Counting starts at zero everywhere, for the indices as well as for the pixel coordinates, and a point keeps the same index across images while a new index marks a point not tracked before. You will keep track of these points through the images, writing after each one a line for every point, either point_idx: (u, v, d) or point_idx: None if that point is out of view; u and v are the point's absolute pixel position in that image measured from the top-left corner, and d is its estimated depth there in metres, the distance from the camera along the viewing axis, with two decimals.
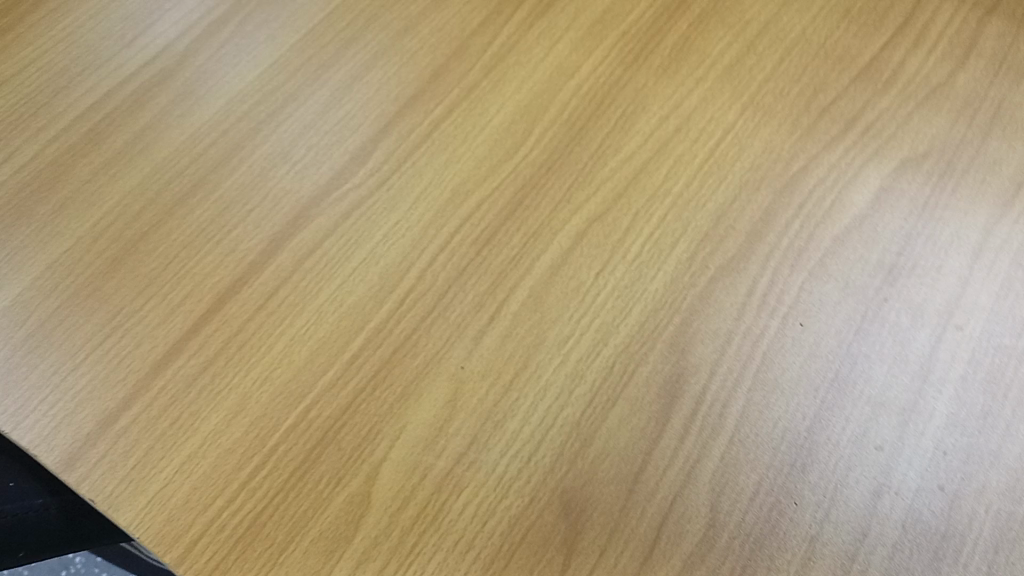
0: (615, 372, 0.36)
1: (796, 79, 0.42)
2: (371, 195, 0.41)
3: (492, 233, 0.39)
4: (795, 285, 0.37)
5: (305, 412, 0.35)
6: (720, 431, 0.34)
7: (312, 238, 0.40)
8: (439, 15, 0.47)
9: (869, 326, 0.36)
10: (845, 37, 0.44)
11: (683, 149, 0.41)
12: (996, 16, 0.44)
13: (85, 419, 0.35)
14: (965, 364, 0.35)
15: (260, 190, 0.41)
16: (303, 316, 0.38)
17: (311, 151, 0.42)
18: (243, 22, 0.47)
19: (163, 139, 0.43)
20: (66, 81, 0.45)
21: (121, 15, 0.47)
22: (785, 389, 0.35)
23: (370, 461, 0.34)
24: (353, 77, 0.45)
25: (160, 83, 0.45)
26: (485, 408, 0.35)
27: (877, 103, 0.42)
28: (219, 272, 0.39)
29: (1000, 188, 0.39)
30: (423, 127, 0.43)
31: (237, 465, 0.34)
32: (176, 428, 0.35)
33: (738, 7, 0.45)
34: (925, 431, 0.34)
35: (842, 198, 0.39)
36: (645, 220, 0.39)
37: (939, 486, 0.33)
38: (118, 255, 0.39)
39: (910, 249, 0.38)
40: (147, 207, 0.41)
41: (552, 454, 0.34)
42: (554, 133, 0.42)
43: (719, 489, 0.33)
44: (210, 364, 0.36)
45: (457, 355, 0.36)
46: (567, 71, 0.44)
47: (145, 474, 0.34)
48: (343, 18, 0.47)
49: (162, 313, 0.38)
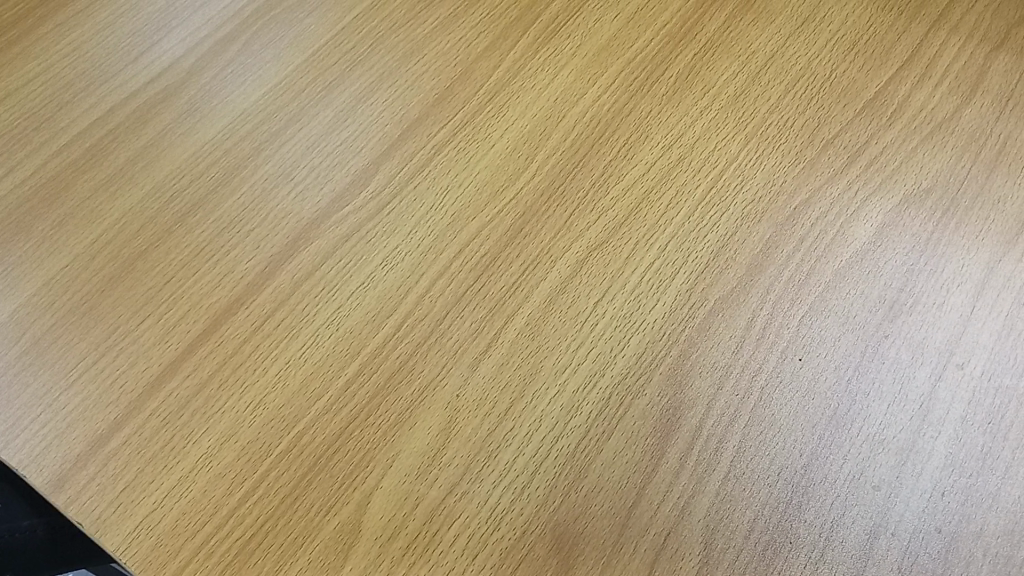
0: (612, 403, 0.35)
1: (801, 111, 0.43)
2: (372, 219, 0.41)
3: (491, 259, 0.39)
4: (794, 318, 0.37)
5: (298, 438, 0.35)
6: (717, 466, 0.34)
7: (311, 260, 0.40)
8: (445, 38, 0.47)
9: (868, 362, 0.35)
10: (850, 70, 0.44)
11: (685, 179, 0.41)
12: (1004, 51, 0.44)
13: (78, 438, 0.36)
14: (965, 404, 0.34)
15: (260, 210, 0.42)
16: (300, 339, 0.38)
17: (312, 172, 0.43)
18: (249, 42, 0.47)
19: (165, 158, 0.43)
20: (70, 96, 0.46)
21: (129, 32, 0.48)
22: (783, 424, 0.34)
23: (362, 489, 0.34)
24: (358, 99, 0.45)
25: (164, 100, 0.45)
26: (479, 438, 0.35)
27: (882, 136, 0.42)
28: (216, 292, 0.39)
29: (1003, 226, 0.39)
30: (426, 150, 0.43)
31: (228, 489, 0.34)
32: (168, 450, 0.35)
33: (744, 37, 0.45)
34: (924, 471, 0.33)
35: (844, 232, 0.39)
36: (646, 250, 0.39)
37: (936, 528, 0.32)
38: (116, 272, 0.40)
39: (911, 285, 0.37)
40: (147, 225, 0.41)
41: (545, 485, 0.34)
42: (556, 160, 0.42)
43: (713, 526, 0.33)
44: (204, 387, 0.37)
45: (452, 383, 0.36)
46: (572, 97, 0.44)
47: (135, 498, 0.34)
48: (349, 39, 0.47)
49: (157, 332, 0.38)
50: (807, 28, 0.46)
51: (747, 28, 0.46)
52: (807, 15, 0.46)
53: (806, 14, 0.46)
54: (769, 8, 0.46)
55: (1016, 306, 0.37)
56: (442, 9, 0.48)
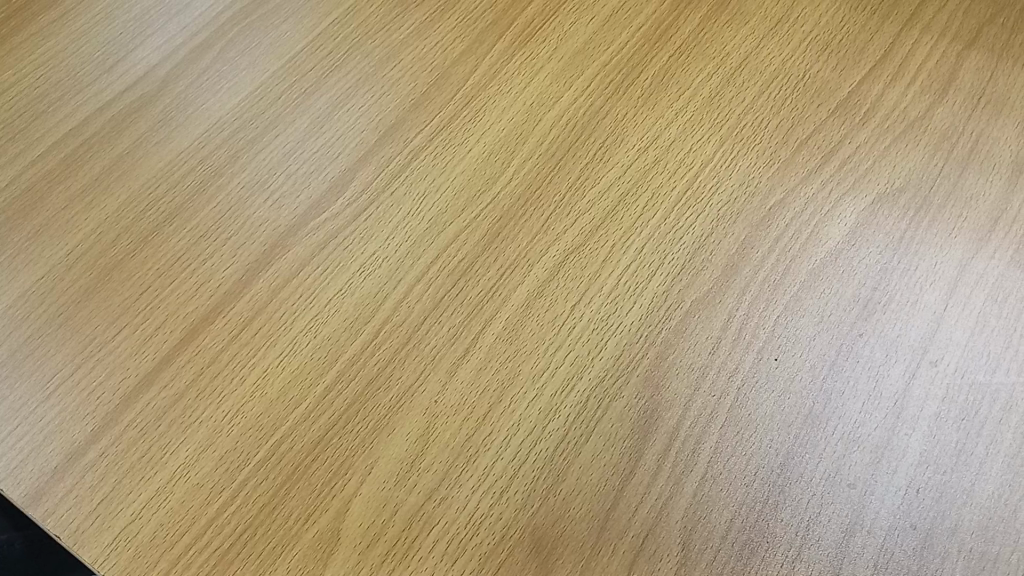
0: (589, 406, 0.36)
1: (775, 112, 0.43)
2: (349, 226, 0.41)
3: (469, 264, 0.39)
4: (770, 318, 0.37)
5: (276, 446, 0.35)
6: (694, 467, 0.34)
7: (288, 268, 0.40)
8: (421, 43, 0.47)
9: (843, 361, 0.36)
10: (824, 71, 0.44)
11: (661, 181, 0.41)
12: (976, 49, 0.44)
13: (55, 450, 0.35)
14: (939, 402, 0.35)
15: (237, 219, 0.42)
16: (277, 347, 0.38)
17: (289, 179, 0.43)
18: (225, 49, 0.47)
19: (140, 168, 0.43)
20: (45, 106, 0.45)
21: (103, 40, 0.48)
22: (760, 425, 0.35)
23: (341, 497, 0.34)
24: (334, 105, 0.45)
25: (140, 109, 0.45)
26: (458, 443, 0.35)
27: (855, 136, 0.42)
28: (194, 301, 0.39)
29: (976, 224, 0.39)
30: (403, 155, 0.43)
31: (206, 499, 0.34)
32: (146, 461, 0.35)
33: (719, 39, 0.46)
34: (898, 468, 0.33)
35: (818, 232, 0.39)
36: (622, 253, 0.39)
37: (911, 525, 0.32)
38: (93, 283, 0.40)
39: (885, 283, 0.38)
40: (123, 235, 0.41)
41: (524, 490, 0.34)
42: (533, 164, 0.42)
43: (691, 526, 0.33)
44: (182, 397, 0.37)
45: (430, 389, 0.36)
46: (548, 101, 0.44)
47: (113, 509, 0.34)
48: (325, 45, 0.47)
49: (134, 342, 0.38)
50: (780, 30, 0.46)
51: (722, 29, 0.46)
52: (781, 16, 0.46)
53: (779, 16, 0.46)
54: (743, 9, 0.47)
55: (989, 303, 0.37)
56: (419, 15, 0.48)
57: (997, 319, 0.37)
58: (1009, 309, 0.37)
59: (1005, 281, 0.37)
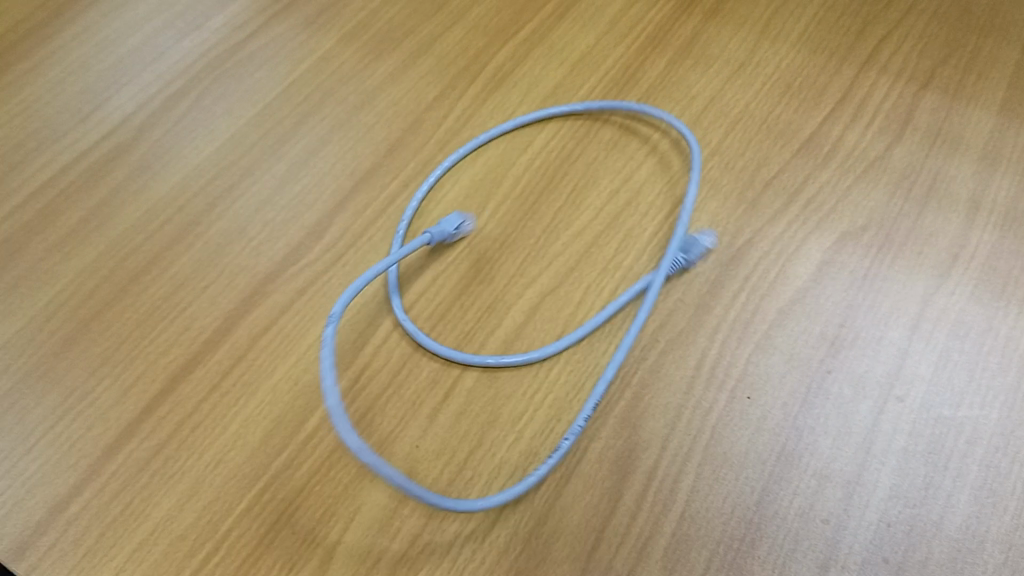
0: (569, 448, 0.36)
1: (741, 152, 0.44)
2: (327, 271, 0.42)
3: (447, 307, 0.40)
4: (742, 356, 0.38)
5: (258, 495, 0.35)
6: (673, 505, 0.34)
7: (268, 314, 0.40)
8: (395, 90, 0.49)
9: (814, 398, 0.37)
10: (786, 112, 0.46)
11: (633, 224, 0.42)
12: (931, 90, 0.46)
13: (37, 504, 0.36)
14: (907, 437, 0.36)
15: (216, 266, 0.42)
16: (257, 396, 0.38)
17: (267, 227, 0.43)
18: (200, 97, 0.49)
19: (119, 216, 0.44)
20: (21, 156, 0.47)
21: (79, 89, 0.50)
22: (735, 462, 0.35)
23: (324, 545, 0.34)
24: (310, 152, 0.46)
25: (116, 158, 0.47)
26: (440, 489, 0.35)
27: (818, 176, 0.43)
28: (173, 350, 0.40)
29: (935, 260, 0.40)
30: (379, 201, 0.44)
31: (189, 551, 0.34)
32: (127, 514, 0.35)
33: (684, 83, 0.47)
34: (870, 502, 0.34)
35: (786, 271, 0.40)
36: (596, 295, 0.40)
37: (884, 558, 0.33)
38: (71, 333, 0.40)
39: (851, 320, 0.39)
40: (101, 285, 0.42)
41: (506, 534, 0.34)
42: (507, 208, 0.43)
43: (671, 566, 0.33)
44: (163, 448, 0.37)
45: (411, 435, 0.37)
46: (522, 144, 0.46)
47: (95, 563, 0.34)
48: (300, 92, 0.49)
49: (115, 393, 0.38)
50: (743, 72, 0.48)
51: (688, 73, 0.48)
52: (744, 60, 0.48)
53: (741, 59, 0.48)
54: (707, 54, 0.49)
55: (951, 338, 0.38)
56: (391, 61, 0.50)
57: (959, 353, 0.38)
58: (971, 343, 0.38)
59: (967, 316, 0.39)
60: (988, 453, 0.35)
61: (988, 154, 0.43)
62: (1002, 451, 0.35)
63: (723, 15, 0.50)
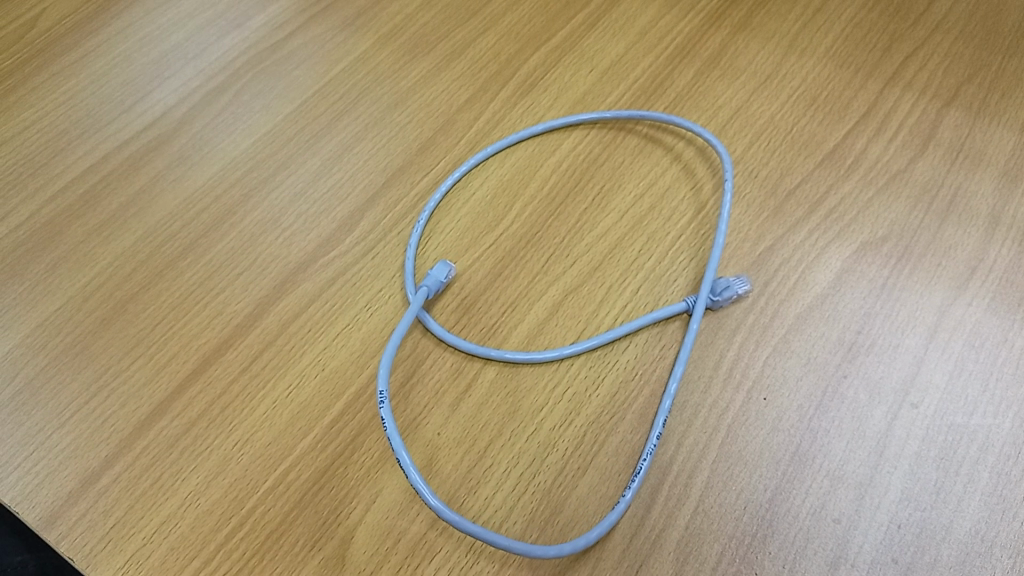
0: (586, 440, 0.37)
1: (764, 162, 0.45)
2: (357, 262, 0.43)
3: (473, 301, 0.41)
4: (759, 358, 0.39)
5: (283, 475, 0.36)
6: (686, 500, 0.35)
7: (298, 302, 0.42)
8: (428, 91, 0.50)
9: (829, 402, 0.37)
10: (810, 125, 0.47)
11: (656, 227, 0.43)
12: (955, 107, 0.47)
13: (70, 475, 0.37)
14: (919, 442, 0.36)
15: (249, 254, 0.44)
16: (286, 379, 0.39)
17: (300, 218, 0.45)
18: (240, 93, 0.51)
19: (157, 204, 0.46)
20: (65, 143, 0.48)
21: (122, 82, 0.51)
22: (749, 461, 0.36)
23: (346, 524, 0.35)
24: (344, 148, 0.48)
25: (156, 148, 0.48)
26: (459, 475, 0.36)
27: (840, 187, 0.44)
28: (206, 333, 0.41)
29: (954, 273, 0.41)
30: (409, 198, 0.45)
31: (215, 526, 0.35)
32: (157, 487, 0.36)
33: (711, 93, 0.49)
34: (881, 504, 0.35)
35: (805, 278, 0.41)
36: (618, 294, 0.41)
37: (893, 559, 0.34)
38: (108, 314, 0.42)
39: (868, 327, 0.39)
40: (138, 268, 0.43)
41: (522, 520, 0.35)
42: (533, 208, 0.44)
43: (683, 558, 0.34)
44: (192, 426, 0.38)
45: (433, 422, 0.38)
46: (550, 148, 0.47)
47: (125, 534, 0.35)
48: (335, 90, 0.50)
49: (148, 372, 0.40)
50: (769, 85, 0.49)
51: (714, 84, 0.49)
52: (770, 72, 0.49)
53: (768, 72, 0.49)
54: (734, 65, 0.50)
55: (967, 348, 0.39)
56: (425, 63, 0.51)
57: (974, 363, 0.38)
58: (986, 354, 0.39)
59: (983, 327, 0.39)
60: (1000, 461, 0.36)
61: (1010, 171, 0.44)
62: (1013, 460, 0.36)
63: (751, 28, 0.52)
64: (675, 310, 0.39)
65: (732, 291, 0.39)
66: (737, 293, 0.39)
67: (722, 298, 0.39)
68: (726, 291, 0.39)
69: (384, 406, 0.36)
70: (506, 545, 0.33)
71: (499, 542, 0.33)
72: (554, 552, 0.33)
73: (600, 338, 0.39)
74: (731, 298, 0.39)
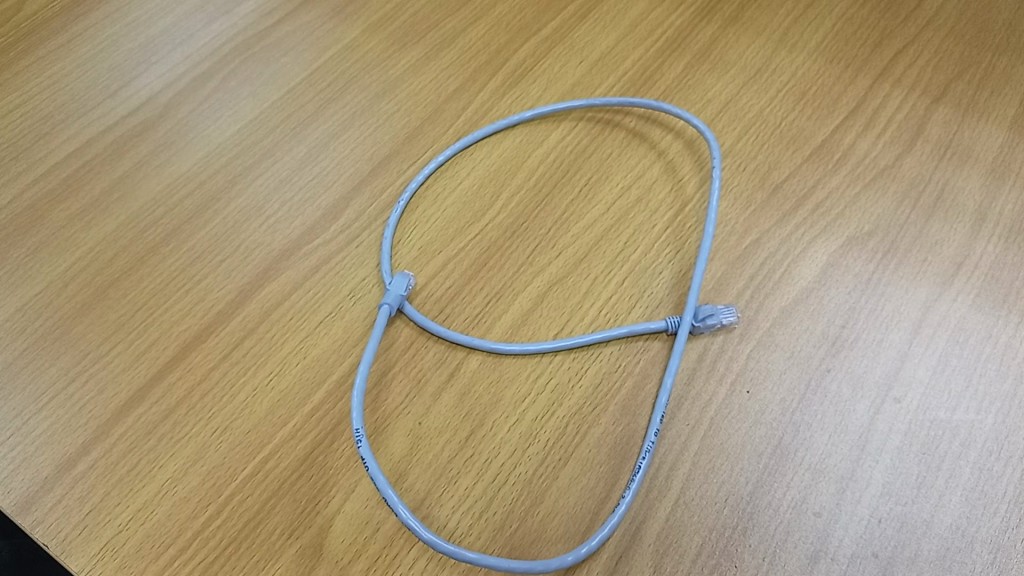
0: (569, 431, 0.37)
1: (752, 156, 0.45)
2: (341, 251, 0.43)
3: (457, 291, 0.41)
4: (743, 351, 0.38)
5: (263, 463, 0.36)
6: (667, 492, 0.35)
7: (280, 290, 0.41)
8: (417, 80, 0.50)
9: (812, 396, 0.37)
10: (799, 119, 0.47)
11: (642, 220, 0.43)
12: (944, 103, 0.47)
13: (46, 461, 0.36)
14: (902, 437, 0.36)
15: (233, 241, 0.43)
16: (267, 366, 0.39)
17: (284, 205, 0.44)
18: (226, 79, 0.50)
19: (141, 189, 0.45)
20: (48, 128, 0.48)
21: (109, 66, 0.51)
22: (731, 453, 0.36)
23: (324, 513, 0.35)
24: (331, 136, 0.47)
25: (141, 134, 0.48)
26: (440, 464, 0.36)
27: (828, 182, 0.44)
28: (187, 320, 0.40)
29: (940, 268, 0.41)
30: (395, 186, 0.45)
31: (193, 513, 0.35)
32: (133, 474, 0.36)
33: (701, 86, 0.48)
34: (862, 498, 0.35)
35: (790, 272, 0.41)
36: (603, 286, 0.41)
37: (873, 553, 0.34)
38: (88, 299, 0.41)
39: (853, 322, 0.39)
40: (120, 254, 0.43)
41: (502, 510, 0.35)
42: (520, 198, 0.44)
43: (662, 550, 0.34)
44: (172, 413, 0.38)
45: (415, 412, 0.37)
46: (538, 138, 0.47)
47: (100, 520, 0.35)
48: (323, 78, 0.50)
49: (127, 358, 0.39)
50: (759, 78, 0.49)
51: (704, 77, 0.49)
52: (760, 66, 0.49)
53: (758, 66, 0.49)
54: (724, 59, 0.50)
55: (951, 343, 0.39)
56: (415, 52, 0.51)
57: (958, 358, 0.38)
58: (970, 349, 0.38)
59: (968, 323, 0.39)
60: (982, 457, 0.36)
61: (998, 168, 0.44)
62: (995, 455, 0.36)
63: (743, 22, 0.51)
64: (653, 329, 0.38)
65: (716, 319, 0.38)
66: (722, 322, 0.38)
67: (705, 324, 0.38)
68: (709, 319, 0.38)
69: (363, 445, 0.35)
70: (507, 567, 0.32)
71: (499, 566, 0.32)
72: (559, 565, 0.32)
73: (582, 338, 0.38)
74: (714, 326, 0.38)
